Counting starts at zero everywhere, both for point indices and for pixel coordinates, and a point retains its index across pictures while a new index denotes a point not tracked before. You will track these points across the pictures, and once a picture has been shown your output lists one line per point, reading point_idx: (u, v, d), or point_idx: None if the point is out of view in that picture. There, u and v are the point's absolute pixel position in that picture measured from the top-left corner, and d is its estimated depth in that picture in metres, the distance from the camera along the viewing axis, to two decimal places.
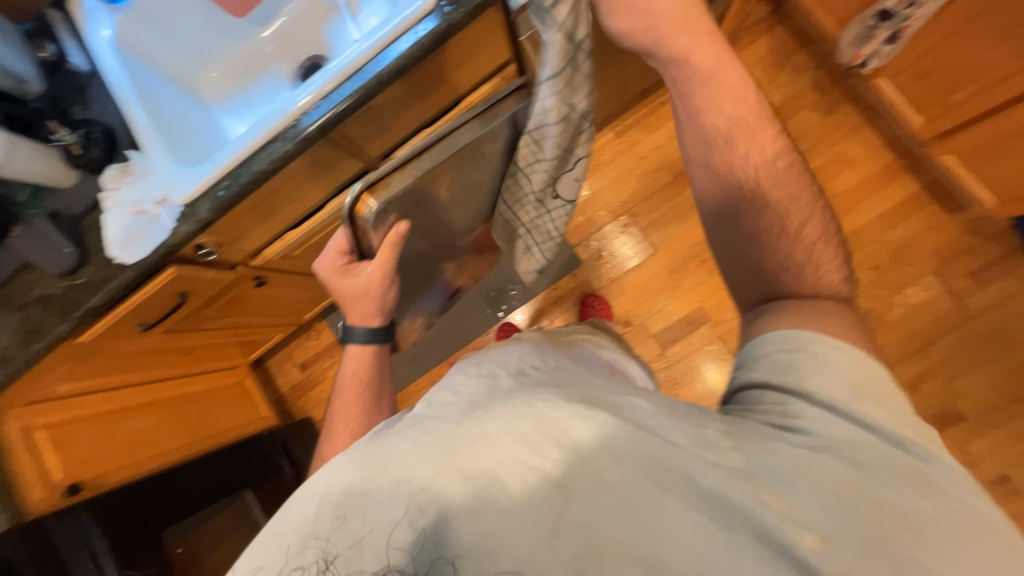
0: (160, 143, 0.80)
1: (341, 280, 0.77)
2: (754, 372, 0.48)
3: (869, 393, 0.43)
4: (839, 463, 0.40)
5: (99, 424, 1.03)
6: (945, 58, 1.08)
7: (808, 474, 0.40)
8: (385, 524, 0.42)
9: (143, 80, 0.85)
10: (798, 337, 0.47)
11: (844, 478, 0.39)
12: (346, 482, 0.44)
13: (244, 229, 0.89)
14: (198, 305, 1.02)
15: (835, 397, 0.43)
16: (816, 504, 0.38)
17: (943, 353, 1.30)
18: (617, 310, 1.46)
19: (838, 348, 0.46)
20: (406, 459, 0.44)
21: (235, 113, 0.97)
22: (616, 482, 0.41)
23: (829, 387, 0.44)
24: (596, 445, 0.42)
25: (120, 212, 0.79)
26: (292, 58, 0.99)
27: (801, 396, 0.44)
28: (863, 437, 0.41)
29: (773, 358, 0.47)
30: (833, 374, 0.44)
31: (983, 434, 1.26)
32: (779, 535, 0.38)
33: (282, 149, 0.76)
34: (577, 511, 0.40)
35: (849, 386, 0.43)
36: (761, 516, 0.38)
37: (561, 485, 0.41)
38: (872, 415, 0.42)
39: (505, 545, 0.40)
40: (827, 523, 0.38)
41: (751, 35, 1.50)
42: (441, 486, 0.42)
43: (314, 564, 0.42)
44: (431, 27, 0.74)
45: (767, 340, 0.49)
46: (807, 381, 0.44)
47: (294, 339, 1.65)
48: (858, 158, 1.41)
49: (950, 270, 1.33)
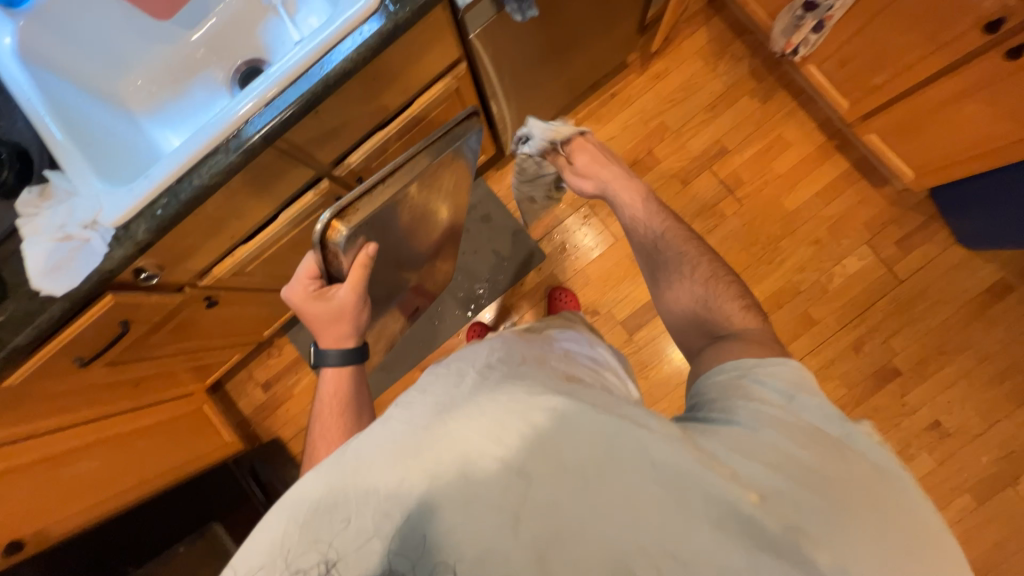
0: (82, 161, 0.73)
1: (313, 304, 0.73)
2: (705, 389, 0.54)
3: (800, 391, 0.50)
4: (776, 441, 0.45)
5: (43, 471, 0.93)
6: (864, 45, 1.17)
7: (745, 447, 0.45)
8: (354, 534, 0.41)
9: (55, 92, 0.77)
10: (743, 364, 0.53)
11: (781, 453, 0.44)
12: (315, 497, 0.43)
13: (188, 248, 0.83)
14: (143, 332, 0.94)
15: (770, 396, 0.49)
16: (754, 470, 0.43)
17: (879, 316, 1.43)
18: (584, 301, 1.48)
19: (778, 369, 0.52)
20: (373, 465, 0.43)
21: (167, 124, 0.90)
22: (575, 465, 0.42)
23: (763, 392, 0.50)
24: (556, 432, 0.43)
25: (41, 240, 0.71)
26: (227, 62, 0.93)
27: (744, 396, 0.50)
28: (796, 421, 0.48)
29: (720, 378, 0.53)
30: (768, 379, 0.51)
31: (916, 386, 1.39)
32: (727, 504, 0.41)
33: (225, 161, 0.72)
34: (540, 497, 0.41)
35: (782, 390, 0.50)
36: (710, 483, 0.41)
37: (523, 473, 0.42)
38: (803, 407, 0.48)
39: (469, 538, 0.40)
40: (762, 484, 0.42)
41: (691, 27, 1.56)
42: (407, 487, 0.42)
43: (317, 565, 0.41)
44: (376, 28, 0.71)
45: (717, 369, 0.55)
46: (746, 387, 0.51)
47: (254, 358, 1.57)
48: (794, 140, 1.51)
49: (880, 240, 1.45)
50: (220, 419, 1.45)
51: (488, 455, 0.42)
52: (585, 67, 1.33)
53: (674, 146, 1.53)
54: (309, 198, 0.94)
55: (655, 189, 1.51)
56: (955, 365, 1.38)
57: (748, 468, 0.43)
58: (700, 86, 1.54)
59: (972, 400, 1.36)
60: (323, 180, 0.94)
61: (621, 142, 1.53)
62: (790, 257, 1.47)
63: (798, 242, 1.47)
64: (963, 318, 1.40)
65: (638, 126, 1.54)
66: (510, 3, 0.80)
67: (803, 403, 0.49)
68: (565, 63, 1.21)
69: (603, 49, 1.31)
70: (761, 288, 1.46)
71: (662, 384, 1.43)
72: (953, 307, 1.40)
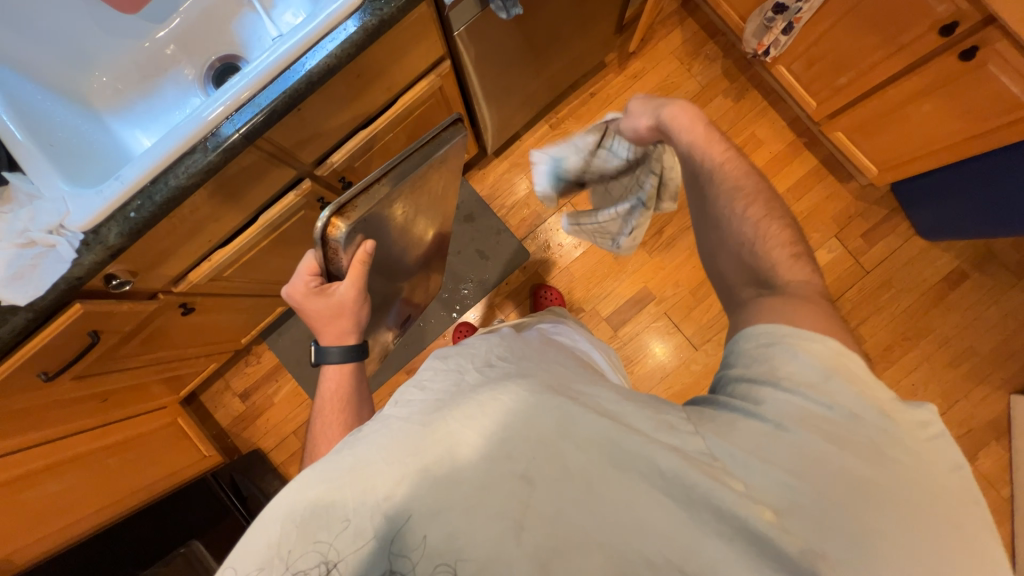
0: (46, 162, 0.69)
1: (314, 300, 0.72)
2: (733, 367, 0.50)
3: (840, 376, 0.45)
4: (801, 439, 0.42)
5: (10, 493, 0.87)
6: (830, 47, 1.22)
7: (769, 449, 0.42)
8: (352, 538, 0.41)
9: (12, 89, 0.72)
10: (777, 331, 0.48)
11: (804, 453, 0.42)
12: (313, 497, 0.42)
13: (163, 253, 0.79)
14: (114, 342, 0.90)
15: (804, 381, 0.45)
16: (774, 478, 0.41)
17: (849, 305, 1.49)
18: (569, 298, 1.50)
19: (819, 342, 0.46)
20: (370, 464, 0.43)
21: (136, 124, 0.86)
22: (580, 469, 0.42)
23: (800, 368, 0.45)
24: (559, 434, 0.43)
25: (1, 246, 0.67)
26: (199, 59, 0.89)
27: (773, 377, 0.46)
28: (831, 410, 0.44)
29: (752, 352, 0.48)
30: (802, 357, 0.46)
31: (884, 370, 1.46)
32: (736, 512, 0.40)
33: (203, 161, 0.69)
34: (541, 501, 0.41)
35: (819, 368, 0.45)
36: (720, 496, 0.40)
37: (527, 478, 0.42)
38: (841, 399, 0.44)
39: (472, 546, 0.40)
40: (783, 497, 0.41)
41: (666, 28, 1.60)
42: (407, 488, 0.41)
43: (316, 567, 0.41)
44: (361, 23, 0.70)
45: (748, 334, 0.50)
46: (778, 360, 0.46)
47: (231, 367, 1.51)
48: (766, 138, 1.56)
49: (847, 233, 1.52)
50: (197, 431, 1.39)
51: (491, 459, 0.42)
52: (566, 67, 1.35)
53: None
54: (290, 198, 0.91)
55: None
56: (918, 350, 1.46)
57: (768, 476, 0.41)
58: (676, 86, 1.58)
59: (934, 382, 1.45)
60: (304, 180, 0.92)
61: None
62: None
63: None
64: (924, 305, 1.48)
65: None
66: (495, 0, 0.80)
67: (841, 384, 0.44)
68: (547, 62, 1.22)
69: (582, 49, 1.32)
70: None
71: (646, 377, 1.46)
72: (915, 295, 1.48)
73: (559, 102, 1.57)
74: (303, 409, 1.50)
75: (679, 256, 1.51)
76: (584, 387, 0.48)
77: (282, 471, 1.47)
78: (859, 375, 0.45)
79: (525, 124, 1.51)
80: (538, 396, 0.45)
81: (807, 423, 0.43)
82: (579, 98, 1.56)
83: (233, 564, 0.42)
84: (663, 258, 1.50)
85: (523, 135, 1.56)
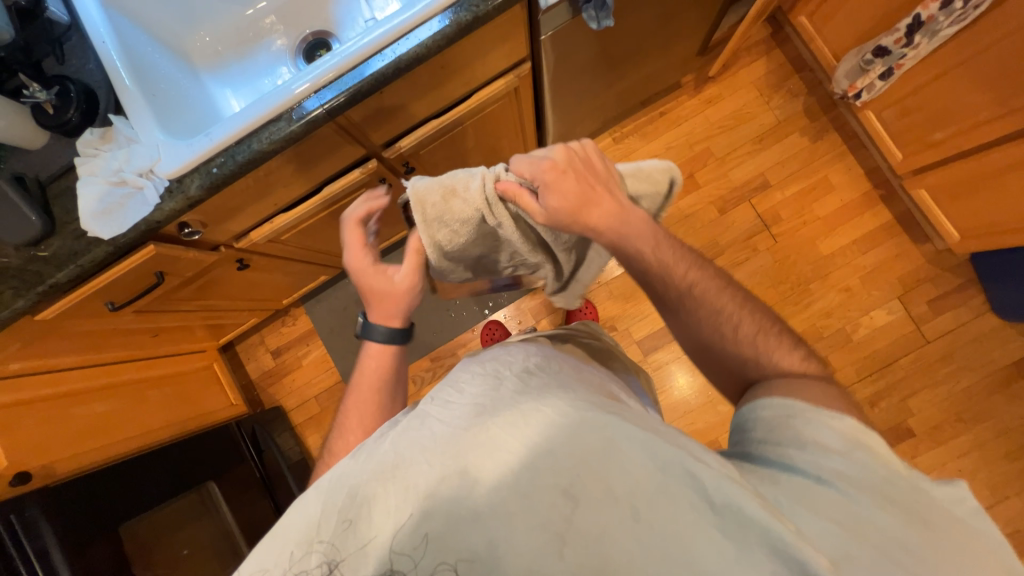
0: (147, 110, 0.74)
1: (372, 277, 0.68)
2: (753, 434, 0.52)
3: (864, 445, 0.46)
4: (843, 499, 0.42)
5: (57, 407, 0.94)
6: (929, 99, 1.15)
7: (810, 500, 0.42)
8: (391, 526, 0.41)
9: (129, 38, 0.77)
10: (794, 403, 0.51)
11: (850, 512, 0.41)
12: (353, 483, 0.44)
13: (233, 210, 0.83)
14: (174, 285, 0.95)
15: (829, 447, 0.46)
16: (819, 526, 0.40)
17: (900, 373, 1.40)
18: (603, 314, 1.47)
19: (839, 418, 0.48)
20: (412, 463, 0.43)
21: (228, 85, 0.91)
22: (624, 492, 0.41)
23: (822, 436, 0.47)
24: (604, 455, 0.42)
25: (96, 182, 0.72)
26: (294, 31, 0.93)
27: (796, 441, 0.48)
28: (860, 475, 0.44)
29: (769, 419, 0.51)
30: (823, 428, 0.48)
31: (927, 450, 1.36)
32: (795, 553, 0.37)
33: (287, 130, 0.72)
34: (585, 521, 0.40)
35: (843, 439, 0.46)
36: (776, 532, 0.38)
37: (570, 494, 0.41)
38: (867, 464, 0.45)
39: (511, 553, 0.40)
40: (833, 546, 0.39)
41: (750, 56, 1.54)
42: (448, 488, 0.42)
43: (318, 567, 0.41)
44: (455, 17, 0.71)
45: (761, 407, 0.53)
46: (800, 430, 0.48)
47: (268, 324, 1.57)
48: (839, 184, 1.48)
49: (912, 297, 1.42)
50: (228, 379, 1.46)
51: (533, 469, 0.42)
52: (641, 83, 1.33)
53: (716, 174, 1.51)
54: (356, 175, 0.93)
55: (691, 212, 1.50)
56: (971, 434, 1.35)
57: (815, 523, 0.40)
58: (751, 117, 1.52)
59: (984, 472, 1.33)
60: (371, 160, 0.94)
61: (663, 162, 1.52)
62: (818, 301, 1.45)
63: (827, 287, 1.45)
64: (987, 388, 1.37)
65: (683, 149, 1.52)
66: (588, 10, 0.82)
67: (866, 457, 0.45)
68: (621, 74, 1.20)
69: (660, 67, 1.30)
70: None
71: (669, 409, 1.41)
72: (977, 376, 1.37)
73: (627, 116, 1.55)
74: (327, 377, 1.54)
75: None
76: (626, 410, 0.48)
77: (298, 431, 1.53)
78: (881, 448, 0.46)
79: (589, 135, 1.51)
80: (581, 413, 0.45)
81: (845, 481, 0.43)
82: (647, 116, 1.54)
83: (262, 554, 0.43)
84: None
85: None
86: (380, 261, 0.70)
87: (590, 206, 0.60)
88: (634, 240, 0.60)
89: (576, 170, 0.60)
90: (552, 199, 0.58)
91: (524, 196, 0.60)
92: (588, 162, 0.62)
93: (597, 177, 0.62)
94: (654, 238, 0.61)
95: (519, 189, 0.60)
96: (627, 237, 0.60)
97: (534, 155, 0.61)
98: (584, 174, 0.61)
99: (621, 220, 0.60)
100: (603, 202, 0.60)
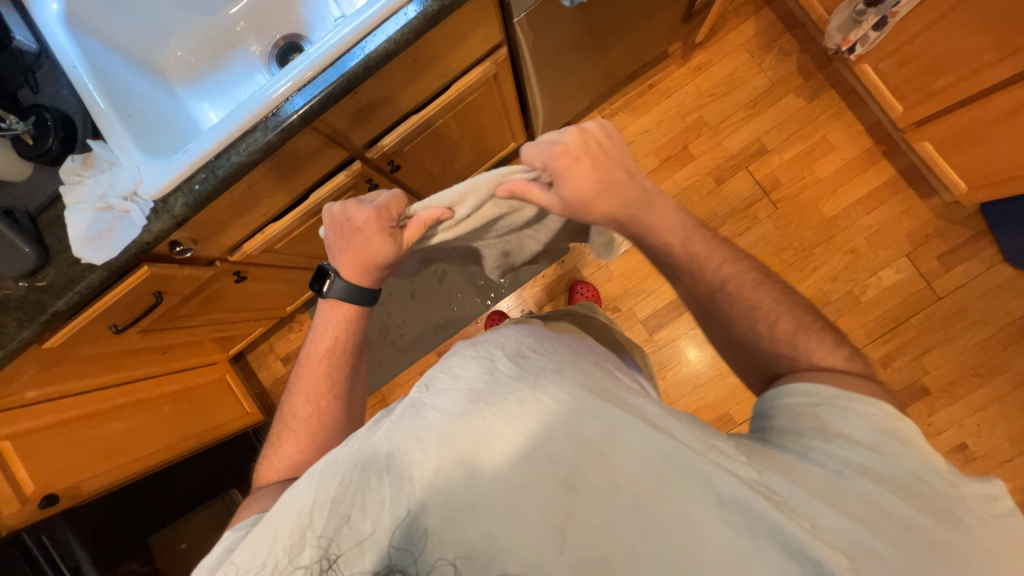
0: (125, 132, 0.74)
1: (369, 241, 0.60)
2: (775, 421, 0.51)
3: (897, 438, 0.45)
4: (869, 491, 0.42)
5: (74, 429, 0.94)
6: (928, 46, 1.10)
7: (830, 494, 0.42)
8: (388, 523, 0.41)
9: (99, 61, 0.77)
10: (825, 392, 0.49)
11: (873, 504, 0.41)
12: (343, 475, 0.43)
13: (222, 224, 0.83)
14: (174, 303, 0.96)
15: (857, 439, 0.45)
16: (840, 520, 0.40)
17: (912, 331, 1.37)
18: (606, 296, 1.46)
19: (873, 406, 0.47)
20: (408, 453, 0.43)
21: (205, 97, 0.90)
22: (624, 480, 0.41)
23: (850, 427, 0.46)
24: (602, 443, 0.42)
25: (81, 209, 0.72)
26: (266, 36, 0.92)
27: (824, 434, 0.46)
28: (891, 469, 0.43)
29: (796, 409, 0.50)
30: (853, 418, 0.46)
31: (944, 407, 1.34)
32: (808, 552, 0.38)
33: (264, 139, 0.71)
34: (584, 508, 0.40)
35: (874, 431, 0.45)
36: (789, 531, 0.39)
37: (569, 483, 0.41)
38: (899, 457, 0.44)
39: (511, 547, 0.39)
40: (853, 544, 0.39)
41: (739, 18, 1.49)
42: (445, 479, 0.41)
43: (315, 563, 0.42)
44: (421, 8, 0.69)
45: (788, 396, 0.51)
46: (829, 422, 0.47)
47: (275, 332, 1.57)
48: (839, 143, 1.44)
49: (921, 254, 1.39)
50: (241, 389, 1.45)
51: (531, 460, 0.41)
52: (626, 56, 1.29)
53: (711, 143, 1.47)
54: (341, 178, 0.93)
55: (689, 185, 1.47)
56: (989, 388, 1.33)
57: (839, 519, 0.40)
58: (744, 81, 1.48)
59: (1003, 425, 1.31)
60: (355, 161, 0.93)
61: (656, 136, 1.49)
62: (824, 265, 1.42)
63: (832, 250, 1.42)
64: (1002, 340, 1.34)
65: (675, 120, 1.49)
66: None
67: (898, 449, 0.44)
68: (604, 51, 1.17)
69: (645, 38, 1.26)
70: None
71: (679, 385, 1.41)
72: (993, 328, 1.34)
73: (615, 92, 1.51)
74: None
75: None
76: (626, 395, 0.46)
77: None
78: (915, 438, 0.45)
79: (578, 114, 1.47)
80: (576, 400, 0.43)
81: (867, 475, 0.43)
82: (635, 90, 1.50)
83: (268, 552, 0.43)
84: None
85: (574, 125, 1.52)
86: (388, 227, 0.59)
87: (608, 190, 0.57)
88: (662, 231, 0.59)
89: (588, 153, 0.57)
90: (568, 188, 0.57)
91: (532, 190, 0.59)
92: (600, 144, 0.57)
93: (612, 157, 0.58)
94: (681, 229, 0.60)
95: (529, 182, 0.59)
96: (659, 226, 0.59)
97: (556, 139, 0.57)
98: (610, 161, 0.57)
99: (645, 207, 0.59)
100: (623, 186, 0.58)
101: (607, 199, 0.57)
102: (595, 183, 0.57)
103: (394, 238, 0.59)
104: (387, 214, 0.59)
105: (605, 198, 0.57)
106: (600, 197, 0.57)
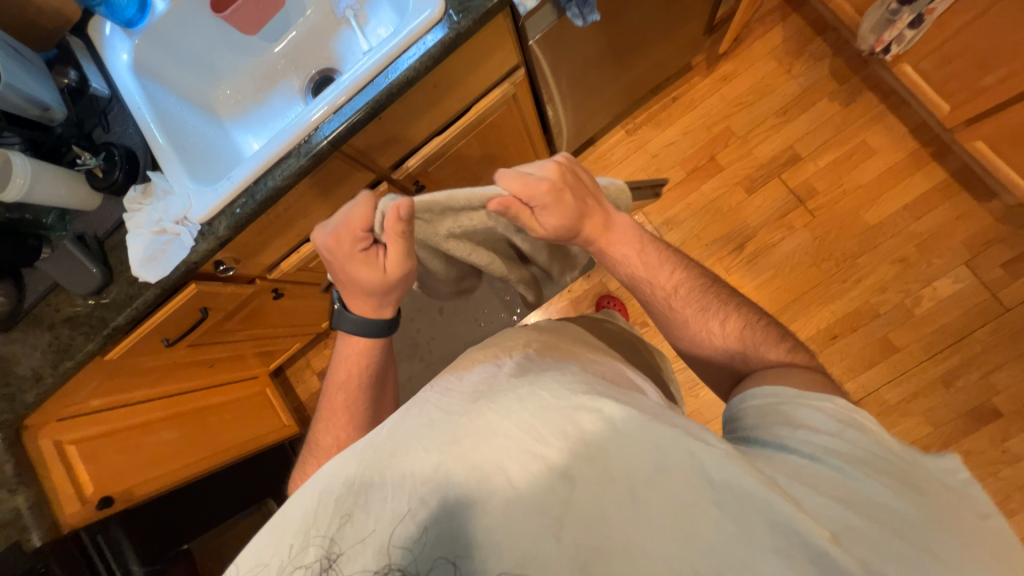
0: (179, 163, 0.82)
1: (357, 266, 0.57)
2: (743, 421, 0.50)
3: (856, 424, 0.45)
4: (839, 473, 0.41)
5: (129, 436, 1.02)
6: (973, 41, 1.04)
7: (808, 478, 0.40)
8: (389, 519, 0.41)
9: (159, 101, 0.86)
10: (787, 391, 0.49)
11: (845, 485, 0.40)
12: (348, 475, 0.44)
13: (261, 244, 0.90)
14: (219, 318, 1.03)
15: (820, 427, 0.45)
16: (824, 503, 0.38)
17: (977, 346, 1.26)
18: (634, 311, 1.43)
19: (828, 399, 0.47)
20: (408, 452, 0.44)
21: (249, 130, 0.98)
22: (622, 471, 0.40)
23: (813, 419, 0.46)
24: (601, 436, 0.42)
25: (141, 232, 0.80)
26: (303, 71, 1.00)
27: (789, 424, 0.46)
28: (858, 451, 0.42)
29: (759, 408, 0.49)
30: (815, 411, 0.46)
31: (1021, 431, 1.21)
32: (801, 531, 0.36)
33: (296, 165, 0.77)
34: (581, 499, 0.39)
35: (834, 419, 0.45)
36: (776, 507, 0.36)
37: (565, 474, 0.40)
38: (864, 441, 0.43)
39: (506, 540, 0.38)
40: (836, 521, 0.37)
41: (764, 26, 1.46)
42: (445, 474, 0.42)
43: (316, 561, 0.41)
44: (439, 37, 0.74)
45: (751, 397, 0.51)
46: (792, 415, 0.46)
47: (312, 348, 1.64)
48: (880, 147, 1.37)
49: (982, 262, 1.28)
50: (280, 401, 1.53)
51: (525, 449, 0.41)
52: (648, 71, 1.30)
53: (739, 153, 1.44)
54: None
55: (717, 196, 1.43)
56: None
57: (820, 500, 0.38)
58: (773, 89, 1.44)
59: None
60: (382, 183, 0.99)
61: (681, 148, 1.47)
62: (870, 275, 1.33)
63: (879, 259, 1.33)
64: None
65: (701, 132, 1.46)
66: (572, 8, 0.81)
67: (859, 436, 0.44)
68: (625, 67, 1.18)
69: (667, 52, 1.26)
70: (832, 308, 1.33)
71: (713, 404, 1.35)
72: None
73: (638, 106, 1.50)
74: None
75: (761, 275, 1.38)
76: (626, 392, 0.47)
77: None
78: (875, 427, 0.45)
79: (601, 129, 1.47)
80: (577, 397, 0.44)
81: (838, 456, 0.42)
82: (659, 104, 1.49)
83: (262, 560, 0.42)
84: (743, 275, 1.38)
85: (597, 140, 1.52)
86: (361, 249, 0.56)
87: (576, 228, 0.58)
88: (618, 244, 0.60)
89: (569, 193, 0.56)
90: (547, 223, 0.57)
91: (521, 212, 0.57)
92: (577, 175, 0.58)
93: (583, 187, 0.58)
94: (637, 242, 0.61)
95: (517, 210, 0.57)
96: (616, 243, 0.60)
97: (525, 171, 0.56)
98: (571, 188, 0.57)
99: (611, 231, 0.60)
100: (598, 216, 0.59)
101: (585, 227, 0.59)
102: (563, 217, 0.57)
103: (372, 258, 0.57)
104: (348, 237, 0.55)
105: (573, 225, 0.58)
106: (568, 224, 0.57)
